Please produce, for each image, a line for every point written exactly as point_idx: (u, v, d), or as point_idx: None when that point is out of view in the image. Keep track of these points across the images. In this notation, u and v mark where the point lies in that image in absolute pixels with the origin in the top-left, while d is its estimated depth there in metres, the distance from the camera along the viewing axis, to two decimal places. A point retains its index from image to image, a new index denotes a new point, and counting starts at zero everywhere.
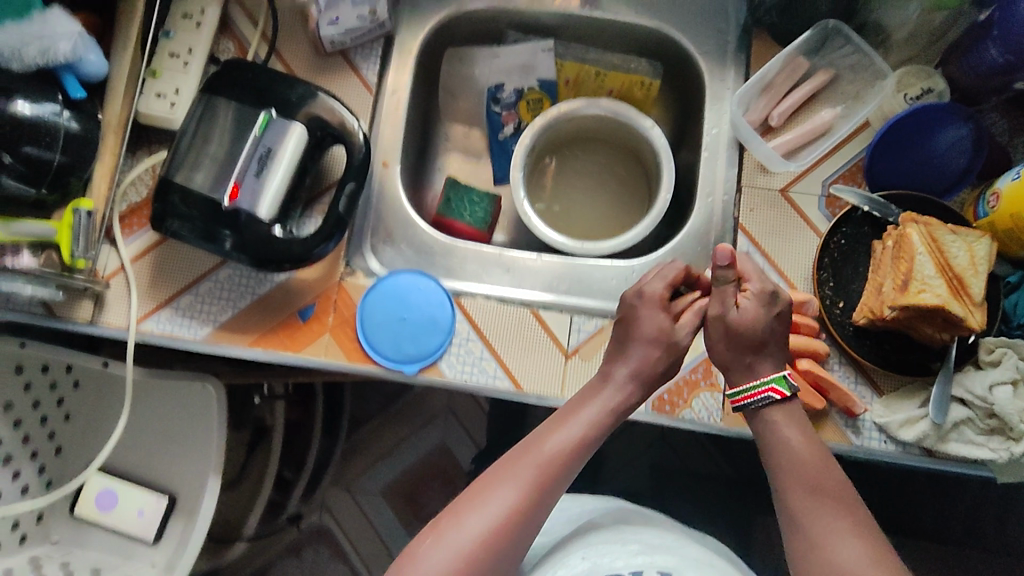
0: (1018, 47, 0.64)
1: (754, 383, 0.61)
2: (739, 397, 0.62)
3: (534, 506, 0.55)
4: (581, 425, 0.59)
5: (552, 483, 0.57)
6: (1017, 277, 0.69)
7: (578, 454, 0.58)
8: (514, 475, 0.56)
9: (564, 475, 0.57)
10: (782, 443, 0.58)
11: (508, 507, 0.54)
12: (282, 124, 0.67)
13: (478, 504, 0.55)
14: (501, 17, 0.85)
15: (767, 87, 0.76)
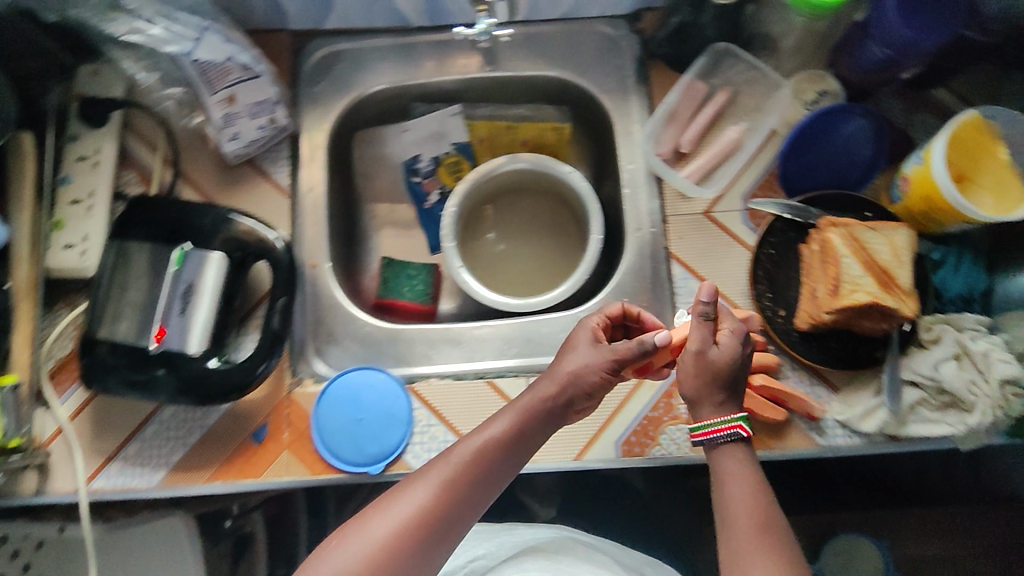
0: (897, 43, 0.65)
1: (721, 418, 0.56)
2: (703, 431, 0.57)
3: (442, 510, 0.54)
4: (509, 421, 0.58)
5: (464, 488, 0.55)
6: (940, 253, 0.71)
7: (499, 457, 0.57)
8: (429, 474, 0.55)
9: (480, 479, 0.55)
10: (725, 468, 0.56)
11: (411, 512, 0.53)
12: (198, 256, 0.68)
13: (384, 509, 0.54)
14: (403, 91, 0.85)
15: (671, 118, 0.78)
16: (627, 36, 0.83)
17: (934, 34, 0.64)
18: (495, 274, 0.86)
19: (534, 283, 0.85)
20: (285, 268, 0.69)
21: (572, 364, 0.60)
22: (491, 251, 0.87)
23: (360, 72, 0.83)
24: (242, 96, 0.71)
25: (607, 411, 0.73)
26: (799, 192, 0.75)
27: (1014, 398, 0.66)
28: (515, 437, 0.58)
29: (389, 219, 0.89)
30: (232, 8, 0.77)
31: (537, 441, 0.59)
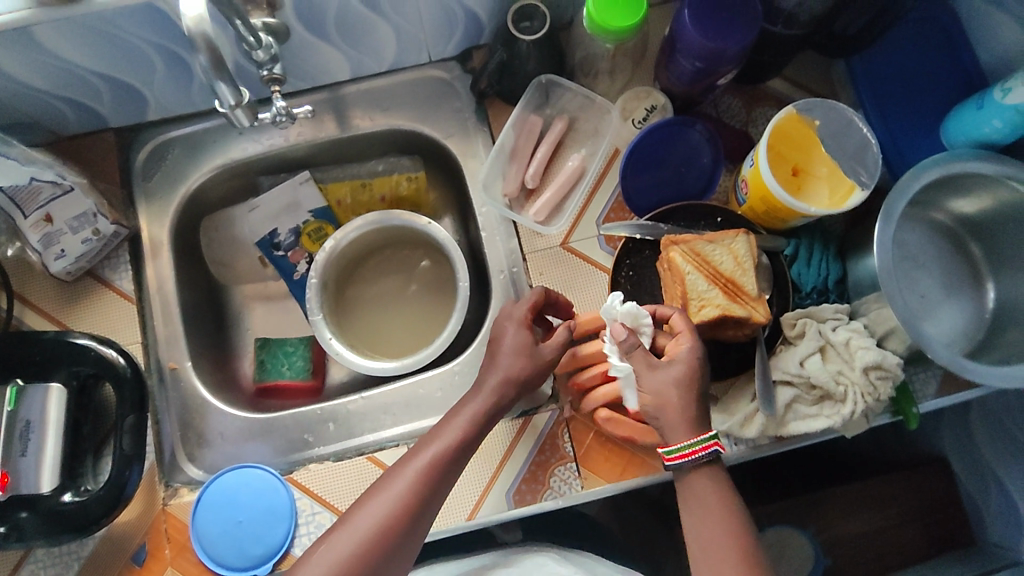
0: (704, 55, 0.64)
1: (696, 440, 0.58)
2: (676, 455, 0.58)
3: (450, 461, 0.59)
4: (475, 406, 0.62)
5: (470, 438, 0.61)
6: (792, 247, 0.71)
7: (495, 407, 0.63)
8: (404, 469, 0.58)
9: (481, 430, 0.62)
10: (698, 493, 0.58)
11: (393, 502, 0.56)
12: (35, 391, 0.64)
13: (404, 465, 0.59)
14: (248, 168, 0.83)
15: (512, 155, 0.77)
16: (461, 76, 0.81)
17: (740, 36, 0.62)
18: (399, 323, 0.84)
19: (441, 326, 0.82)
20: (131, 383, 0.67)
21: (509, 351, 0.64)
22: (399, 298, 0.85)
23: (196, 159, 0.80)
24: (58, 214, 0.69)
25: (493, 463, 0.71)
26: (649, 209, 0.74)
27: (881, 382, 0.66)
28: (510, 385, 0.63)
29: (261, 299, 0.87)
30: (43, 120, 0.73)
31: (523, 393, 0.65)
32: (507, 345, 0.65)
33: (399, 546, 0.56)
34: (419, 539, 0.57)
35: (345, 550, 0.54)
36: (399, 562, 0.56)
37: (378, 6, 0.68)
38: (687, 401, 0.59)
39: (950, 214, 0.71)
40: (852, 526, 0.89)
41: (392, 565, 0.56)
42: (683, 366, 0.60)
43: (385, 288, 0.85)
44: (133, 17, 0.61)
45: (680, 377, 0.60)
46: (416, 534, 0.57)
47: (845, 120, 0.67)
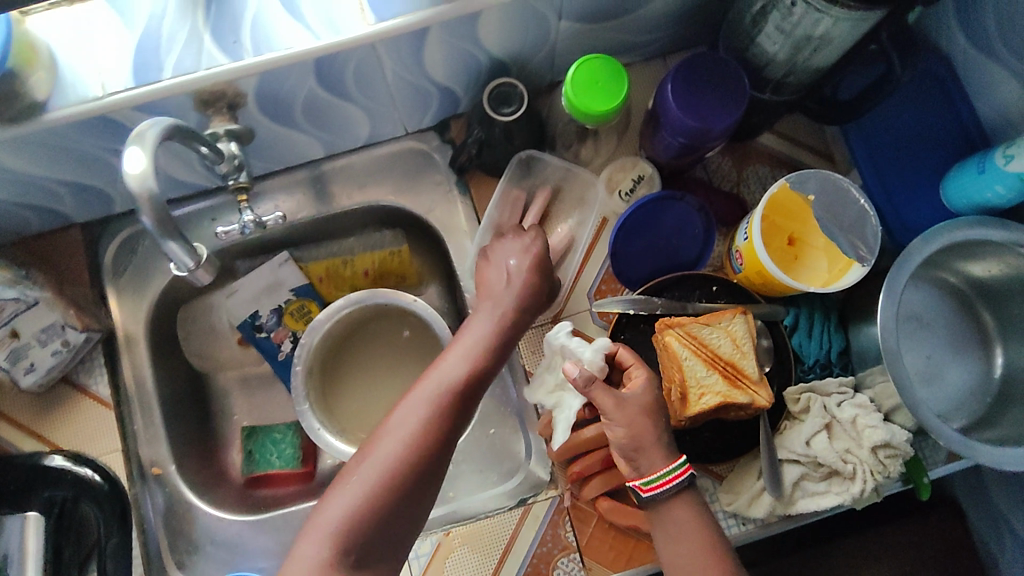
0: (691, 132, 0.61)
1: (670, 469, 0.57)
2: (653, 485, 0.57)
3: (449, 404, 0.56)
4: (486, 332, 0.61)
5: (456, 400, 0.56)
6: (792, 317, 0.69)
7: (479, 370, 0.59)
8: (418, 397, 0.56)
9: (470, 392, 0.57)
10: (676, 522, 0.57)
11: (414, 427, 0.54)
12: (12, 522, 0.61)
13: (386, 431, 0.54)
14: (224, 253, 0.80)
15: (497, 230, 0.74)
16: (440, 148, 0.78)
17: (723, 116, 0.59)
18: (398, 390, 0.81)
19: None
20: (114, 500, 0.65)
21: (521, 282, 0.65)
22: (391, 369, 0.82)
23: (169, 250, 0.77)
24: (24, 329, 0.66)
25: (493, 559, 0.68)
26: (641, 281, 0.71)
27: (890, 460, 0.64)
28: (489, 347, 0.60)
29: (244, 384, 0.84)
30: (4, 226, 0.70)
31: (505, 357, 0.62)
32: (505, 274, 0.66)
33: (390, 523, 0.51)
34: (443, 469, 0.55)
35: (363, 487, 0.51)
36: (423, 497, 0.53)
37: (346, 92, 0.65)
38: (654, 426, 0.58)
39: (964, 277, 0.68)
40: None
41: (419, 501, 0.53)
42: (646, 393, 0.59)
43: (375, 340, 0.82)
44: (85, 129, 0.58)
45: (651, 404, 0.59)
46: (440, 463, 0.55)
47: (840, 190, 0.64)
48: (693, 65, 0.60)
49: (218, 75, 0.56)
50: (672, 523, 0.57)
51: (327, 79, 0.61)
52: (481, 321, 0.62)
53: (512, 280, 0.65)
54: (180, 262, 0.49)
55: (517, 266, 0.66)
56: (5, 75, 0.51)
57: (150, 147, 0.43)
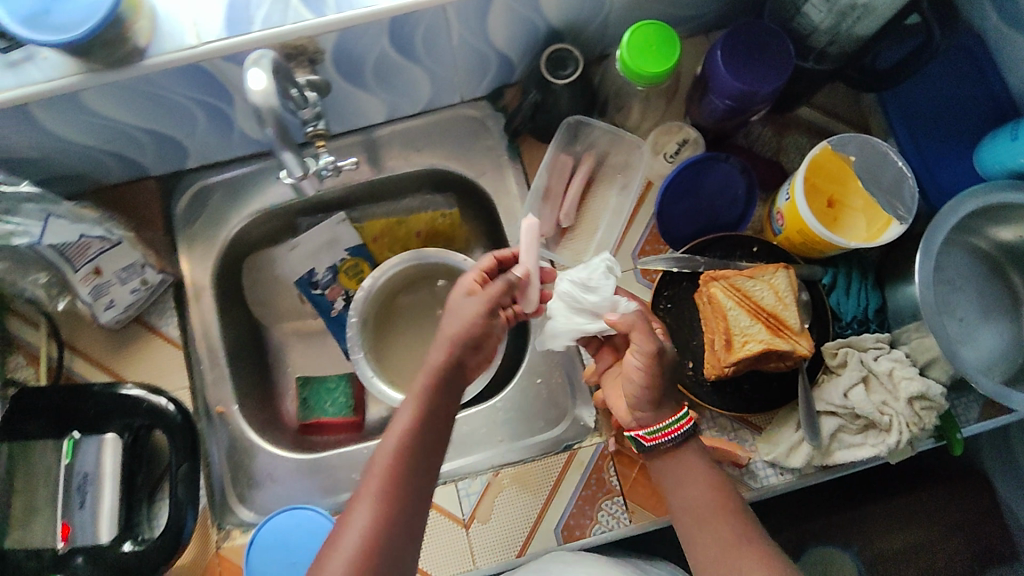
0: (735, 95, 0.64)
1: (672, 421, 0.63)
2: (656, 435, 0.63)
3: (397, 487, 0.55)
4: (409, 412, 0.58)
5: (400, 487, 0.55)
6: (830, 277, 0.72)
7: (420, 446, 0.57)
8: (365, 493, 0.55)
9: (418, 464, 0.57)
10: (684, 470, 0.63)
11: (364, 524, 0.53)
12: (92, 442, 0.67)
13: (337, 541, 0.53)
14: (286, 210, 0.85)
15: (545, 195, 0.77)
16: (492, 115, 0.82)
17: (772, 79, 0.63)
18: None
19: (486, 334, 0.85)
20: (182, 431, 0.68)
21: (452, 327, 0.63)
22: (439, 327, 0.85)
23: (236, 204, 0.82)
24: (107, 267, 0.70)
25: (540, 499, 0.72)
26: (685, 240, 0.75)
27: (926, 412, 0.66)
28: (426, 419, 0.58)
29: (300, 335, 0.88)
30: (88, 173, 0.75)
31: (447, 412, 0.60)
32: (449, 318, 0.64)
33: None
34: (407, 552, 0.55)
35: None
36: None
37: (413, 53, 0.69)
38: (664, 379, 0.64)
39: (992, 240, 0.72)
40: (897, 541, 0.92)
41: None
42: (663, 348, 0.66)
43: (418, 286, 0.86)
44: (176, 78, 0.62)
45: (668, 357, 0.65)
46: (403, 548, 0.54)
47: (879, 153, 0.67)
48: (744, 30, 0.63)
49: (304, 30, 0.60)
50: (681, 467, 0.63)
51: (399, 39, 0.65)
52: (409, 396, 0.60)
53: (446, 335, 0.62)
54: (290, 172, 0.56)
55: (430, 361, 0.61)
56: (118, 20, 0.55)
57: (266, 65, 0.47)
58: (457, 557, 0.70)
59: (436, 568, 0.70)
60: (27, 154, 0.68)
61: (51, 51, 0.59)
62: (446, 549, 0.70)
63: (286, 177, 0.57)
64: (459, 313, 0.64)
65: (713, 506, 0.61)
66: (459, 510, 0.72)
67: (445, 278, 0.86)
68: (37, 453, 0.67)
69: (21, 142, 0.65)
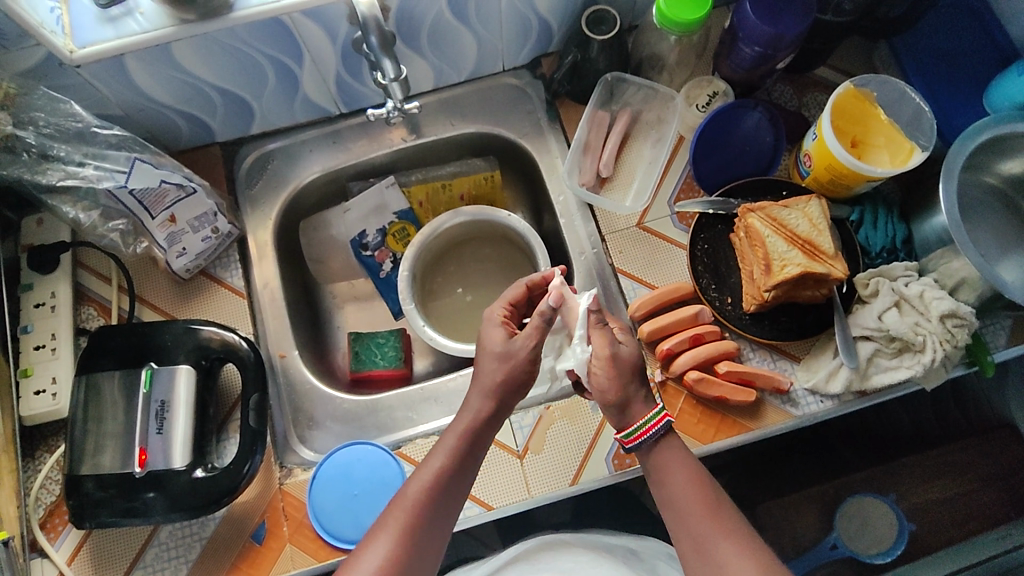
0: (762, 40, 0.71)
1: (647, 418, 0.63)
2: (633, 435, 0.63)
3: (419, 521, 0.59)
4: (447, 452, 0.62)
5: (422, 523, 0.60)
6: (858, 214, 0.77)
7: (448, 488, 0.61)
8: (387, 523, 0.59)
9: (443, 502, 0.61)
10: (664, 466, 0.63)
11: (384, 555, 0.57)
12: (168, 373, 0.70)
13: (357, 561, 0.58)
14: (338, 175, 0.90)
15: (586, 149, 0.83)
16: (532, 82, 0.89)
17: (795, 22, 0.69)
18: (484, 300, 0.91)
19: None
20: (253, 366, 0.72)
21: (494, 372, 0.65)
22: (475, 283, 0.91)
23: (293, 168, 0.88)
24: (181, 215, 0.75)
25: (590, 430, 0.75)
26: (717, 187, 0.80)
27: (957, 329, 0.70)
28: (460, 462, 0.63)
29: (351, 299, 0.94)
30: (159, 135, 0.81)
31: (480, 455, 0.64)
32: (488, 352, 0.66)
33: None
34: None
35: None
36: None
37: (465, 16, 0.75)
38: (631, 379, 0.64)
39: (1001, 176, 0.77)
40: (933, 493, 0.91)
41: None
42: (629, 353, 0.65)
43: (452, 277, 0.91)
44: (257, 31, 0.68)
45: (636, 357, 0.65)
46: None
47: (897, 91, 0.73)
48: None
49: None
50: (665, 455, 0.63)
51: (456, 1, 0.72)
52: (452, 432, 0.64)
53: (488, 382, 0.64)
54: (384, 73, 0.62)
55: (468, 406, 0.64)
56: None
57: None
58: (511, 487, 0.73)
59: (493, 497, 0.72)
60: (111, 110, 0.74)
61: (148, 5, 0.66)
62: (502, 479, 0.73)
63: (381, 80, 0.63)
64: (494, 351, 0.66)
65: (692, 497, 0.61)
66: (513, 443, 0.75)
67: (479, 264, 0.92)
68: (109, 387, 0.70)
69: (108, 97, 0.72)
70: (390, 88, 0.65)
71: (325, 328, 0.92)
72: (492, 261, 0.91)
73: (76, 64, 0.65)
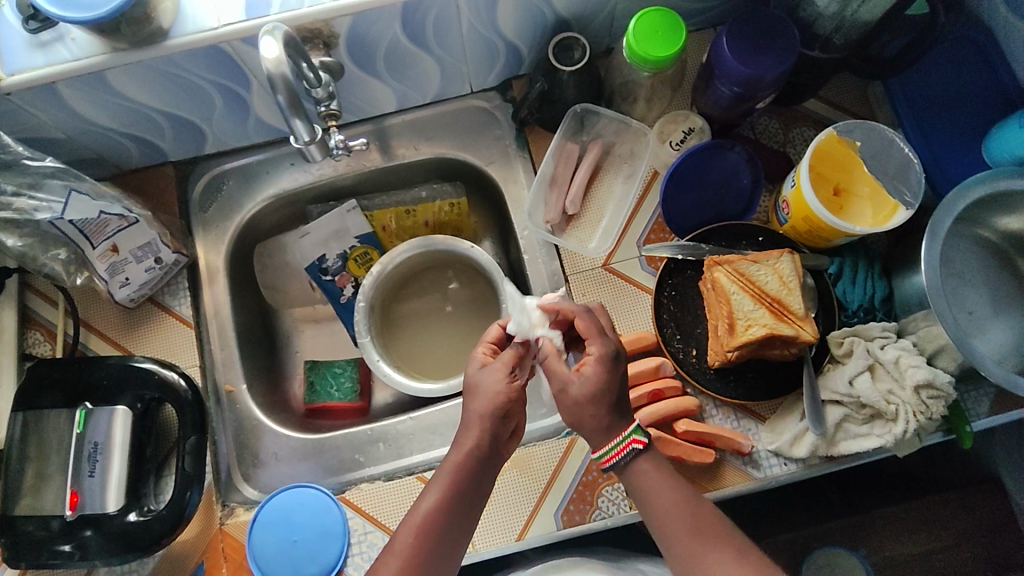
0: (739, 80, 0.66)
1: (613, 444, 0.58)
2: (604, 457, 0.59)
3: (420, 558, 0.57)
4: (442, 488, 0.59)
5: (419, 565, 0.57)
6: (836, 266, 0.71)
7: (448, 521, 0.59)
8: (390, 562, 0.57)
9: (444, 536, 0.59)
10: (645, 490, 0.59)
11: None
12: (104, 413, 0.68)
13: None
14: (297, 197, 0.87)
15: (552, 183, 0.78)
16: (501, 106, 0.84)
17: (777, 62, 0.64)
18: (450, 328, 0.87)
19: (491, 324, 0.86)
20: (191, 407, 0.70)
21: (487, 398, 0.60)
22: (444, 308, 0.88)
23: (249, 190, 0.84)
24: (123, 245, 0.72)
25: (540, 483, 0.71)
26: (690, 229, 0.75)
27: (933, 401, 0.65)
28: (458, 492, 0.59)
29: (311, 322, 0.91)
30: (108, 156, 0.78)
31: (483, 480, 0.61)
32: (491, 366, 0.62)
33: None
34: None
35: None
36: None
37: (424, 41, 0.70)
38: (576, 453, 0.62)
39: (996, 230, 0.71)
40: (902, 549, 0.87)
41: None
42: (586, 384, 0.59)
43: (426, 288, 0.89)
44: (197, 58, 0.64)
45: (592, 395, 0.58)
46: None
47: (885, 140, 0.67)
48: (746, 18, 0.65)
49: (319, 13, 0.62)
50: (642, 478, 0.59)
51: (411, 27, 0.67)
52: (449, 461, 0.61)
53: (473, 414, 0.60)
54: (298, 133, 0.58)
55: (468, 427, 0.61)
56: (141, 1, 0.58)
57: (280, 53, 0.50)
58: None
59: None
60: (52, 134, 0.71)
61: (79, 31, 0.62)
62: None
63: (296, 141, 0.59)
64: (479, 387, 0.61)
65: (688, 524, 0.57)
66: None
67: (458, 280, 0.88)
68: (46, 423, 0.68)
69: (47, 121, 0.69)
70: (307, 149, 0.63)
71: (282, 353, 0.90)
72: (465, 286, 0.88)
73: (6, 91, 0.62)
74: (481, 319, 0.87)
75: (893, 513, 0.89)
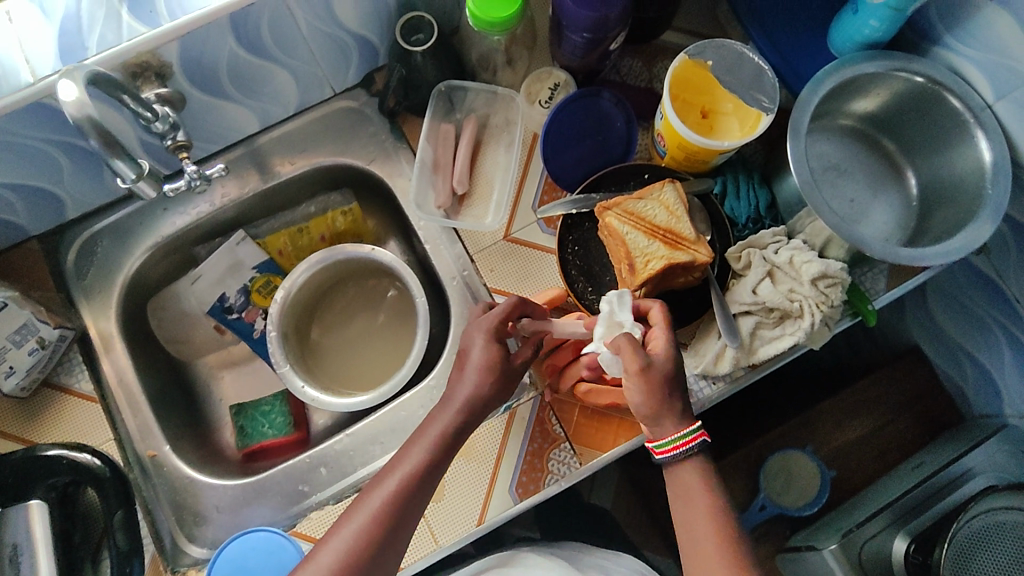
0: (586, 25, 0.67)
1: (682, 433, 0.56)
2: (665, 448, 0.57)
3: (407, 490, 0.56)
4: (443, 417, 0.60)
5: (405, 499, 0.56)
6: (720, 186, 0.74)
7: (439, 454, 0.59)
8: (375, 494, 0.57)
9: (430, 473, 0.58)
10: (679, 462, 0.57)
11: (363, 524, 0.55)
12: (18, 512, 0.62)
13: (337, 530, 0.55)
14: (181, 241, 0.83)
15: (435, 168, 0.77)
16: (369, 102, 0.82)
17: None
18: (371, 342, 0.85)
19: (411, 326, 0.85)
20: (112, 483, 0.68)
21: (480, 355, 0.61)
22: (362, 323, 0.86)
23: (125, 245, 0.80)
24: None
25: (489, 464, 0.71)
26: (579, 181, 0.76)
27: (831, 289, 0.68)
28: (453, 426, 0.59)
29: (227, 366, 0.87)
30: None
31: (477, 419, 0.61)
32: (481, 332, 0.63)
33: None
34: (399, 550, 0.56)
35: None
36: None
37: (265, 52, 0.68)
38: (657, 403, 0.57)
39: (856, 116, 0.75)
40: (849, 434, 0.91)
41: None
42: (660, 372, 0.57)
43: (341, 309, 0.87)
44: (20, 119, 0.60)
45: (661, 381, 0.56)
46: (397, 546, 0.56)
47: (734, 53, 0.70)
48: None
49: (140, 45, 0.59)
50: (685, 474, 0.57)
51: (245, 38, 0.64)
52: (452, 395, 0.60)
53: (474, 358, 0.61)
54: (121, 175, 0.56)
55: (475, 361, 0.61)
56: None
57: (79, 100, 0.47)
58: (415, 541, 0.68)
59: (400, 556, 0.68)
60: None
61: None
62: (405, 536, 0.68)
63: (121, 181, 0.56)
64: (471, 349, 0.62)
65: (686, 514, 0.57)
66: None
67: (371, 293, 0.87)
68: None
69: None
70: (138, 186, 0.59)
71: (206, 404, 0.86)
72: (378, 296, 0.87)
73: None
74: (401, 325, 0.85)
75: (836, 400, 0.92)
